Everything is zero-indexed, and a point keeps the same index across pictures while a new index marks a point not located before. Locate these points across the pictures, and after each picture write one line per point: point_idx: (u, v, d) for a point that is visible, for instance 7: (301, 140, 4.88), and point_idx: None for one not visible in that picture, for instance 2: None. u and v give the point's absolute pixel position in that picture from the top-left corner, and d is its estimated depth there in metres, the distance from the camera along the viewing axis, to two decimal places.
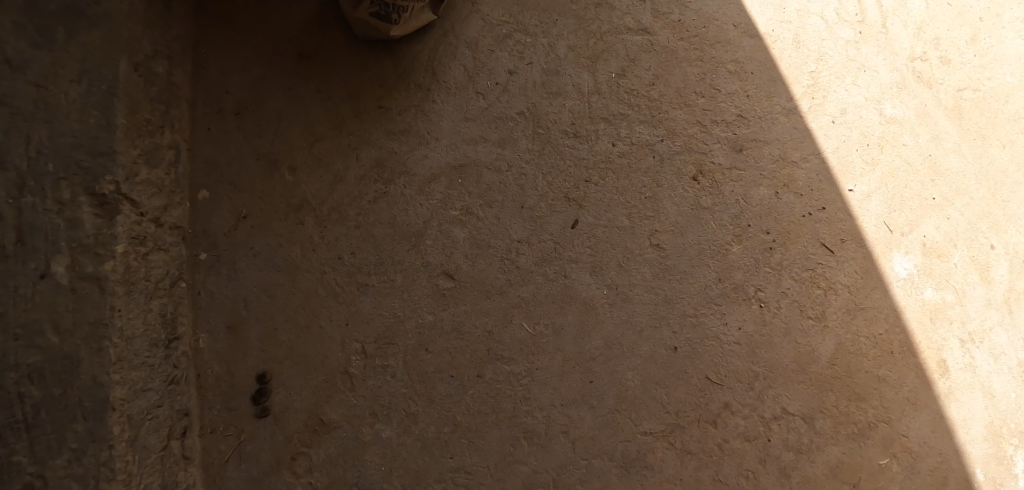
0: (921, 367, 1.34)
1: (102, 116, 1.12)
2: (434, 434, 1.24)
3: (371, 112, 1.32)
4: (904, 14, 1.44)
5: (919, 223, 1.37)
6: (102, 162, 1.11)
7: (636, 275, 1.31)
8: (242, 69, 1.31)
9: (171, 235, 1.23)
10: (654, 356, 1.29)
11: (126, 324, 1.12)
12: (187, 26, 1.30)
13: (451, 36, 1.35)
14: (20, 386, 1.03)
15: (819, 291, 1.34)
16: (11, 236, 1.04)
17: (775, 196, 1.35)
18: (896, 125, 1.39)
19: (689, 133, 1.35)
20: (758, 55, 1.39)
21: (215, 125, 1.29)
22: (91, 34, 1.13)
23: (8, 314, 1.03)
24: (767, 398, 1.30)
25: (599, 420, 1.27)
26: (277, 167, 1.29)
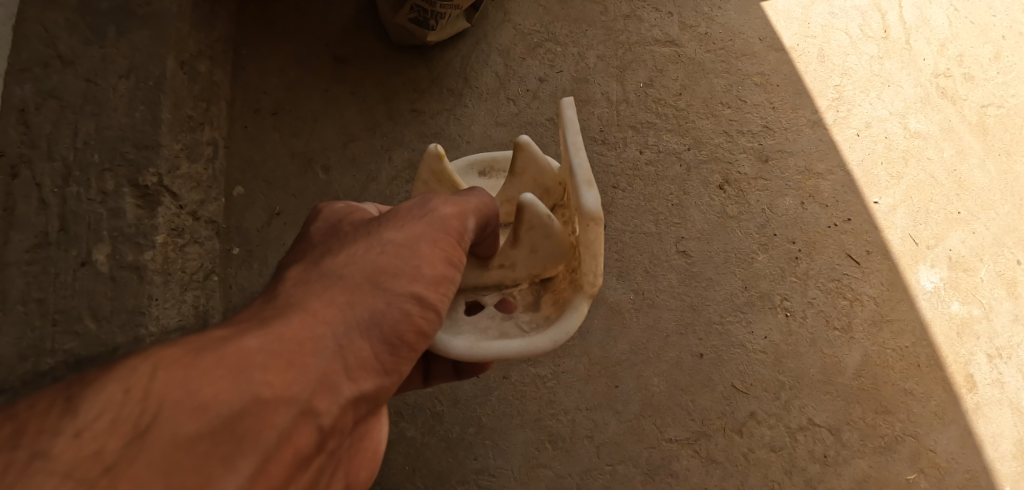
0: (948, 381, 1.33)
1: (149, 110, 1.15)
2: (459, 434, 1.24)
3: (404, 114, 1.35)
4: (928, 31, 1.48)
5: (945, 237, 1.37)
6: (146, 154, 1.14)
7: (663, 281, 1.31)
8: (280, 71, 1.36)
9: (206, 229, 1.26)
10: (680, 362, 1.29)
11: (162, 313, 1.13)
12: (228, 29, 1.36)
13: (484, 44, 1.40)
14: (56, 372, 1.02)
15: (844, 301, 1.34)
16: (55, 225, 1.06)
17: (800, 206, 1.36)
18: (921, 140, 1.41)
19: (715, 143, 1.38)
20: (783, 69, 1.43)
21: (251, 123, 1.33)
22: (140, 32, 1.17)
23: (48, 300, 1.03)
24: (793, 408, 1.29)
25: (625, 425, 1.26)
26: (311, 165, 1.32)
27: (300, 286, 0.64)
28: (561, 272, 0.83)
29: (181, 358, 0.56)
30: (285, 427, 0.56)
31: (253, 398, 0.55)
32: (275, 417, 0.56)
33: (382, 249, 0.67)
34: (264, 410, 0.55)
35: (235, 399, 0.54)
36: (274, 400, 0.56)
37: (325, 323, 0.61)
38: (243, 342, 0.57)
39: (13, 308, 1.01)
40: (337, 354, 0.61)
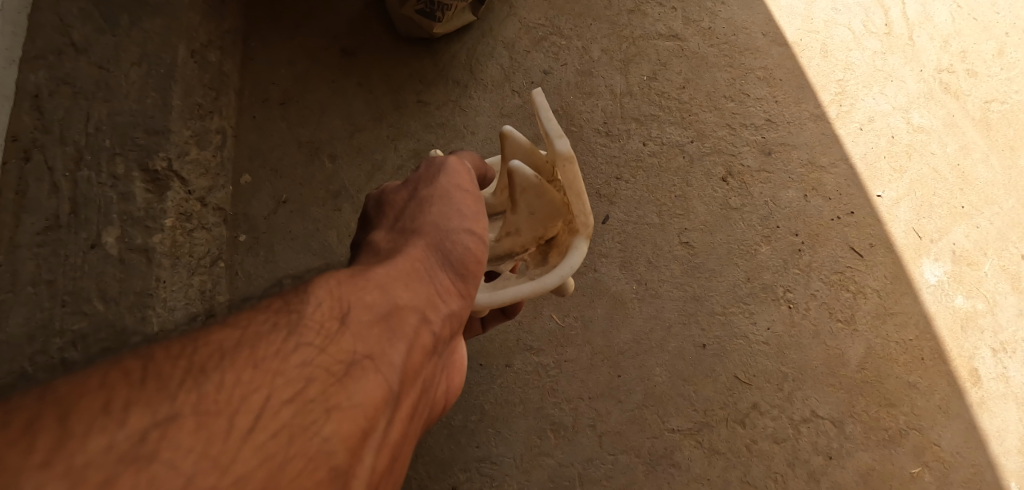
0: (952, 374, 1.32)
1: (159, 97, 1.18)
2: (461, 422, 1.24)
3: (410, 105, 1.37)
4: (931, 27, 1.49)
5: (948, 231, 1.38)
6: (156, 140, 1.16)
7: (666, 272, 1.32)
8: (288, 62, 1.38)
9: (214, 215, 1.27)
10: (683, 353, 1.29)
11: (169, 295, 1.13)
12: (238, 21, 1.38)
13: (489, 37, 1.42)
14: (64, 352, 1.01)
15: (848, 294, 1.34)
16: (66, 208, 1.05)
17: (803, 198, 1.37)
18: (924, 135, 1.42)
19: (718, 136, 1.39)
20: (786, 63, 1.45)
21: (260, 113, 1.36)
22: (152, 21, 1.20)
23: (58, 282, 1.02)
24: (795, 400, 1.29)
25: (627, 415, 1.26)
26: (318, 154, 1.34)
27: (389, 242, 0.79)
28: (562, 229, 0.90)
29: (335, 277, 0.70)
30: (422, 321, 0.72)
31: (398, 301, 0.70)
32: (411, 317, 0.71)
33: (428, 195, 0.82)
34: (408, 308, 0.71)
35: (385, 303, 0.69)
36: (411, 301, 0.71)
37: (428, 252, 0.77)
38: (381, 265, 0.73)
39: (23, 290, 0.99)
40: (445, 271, 0.77)
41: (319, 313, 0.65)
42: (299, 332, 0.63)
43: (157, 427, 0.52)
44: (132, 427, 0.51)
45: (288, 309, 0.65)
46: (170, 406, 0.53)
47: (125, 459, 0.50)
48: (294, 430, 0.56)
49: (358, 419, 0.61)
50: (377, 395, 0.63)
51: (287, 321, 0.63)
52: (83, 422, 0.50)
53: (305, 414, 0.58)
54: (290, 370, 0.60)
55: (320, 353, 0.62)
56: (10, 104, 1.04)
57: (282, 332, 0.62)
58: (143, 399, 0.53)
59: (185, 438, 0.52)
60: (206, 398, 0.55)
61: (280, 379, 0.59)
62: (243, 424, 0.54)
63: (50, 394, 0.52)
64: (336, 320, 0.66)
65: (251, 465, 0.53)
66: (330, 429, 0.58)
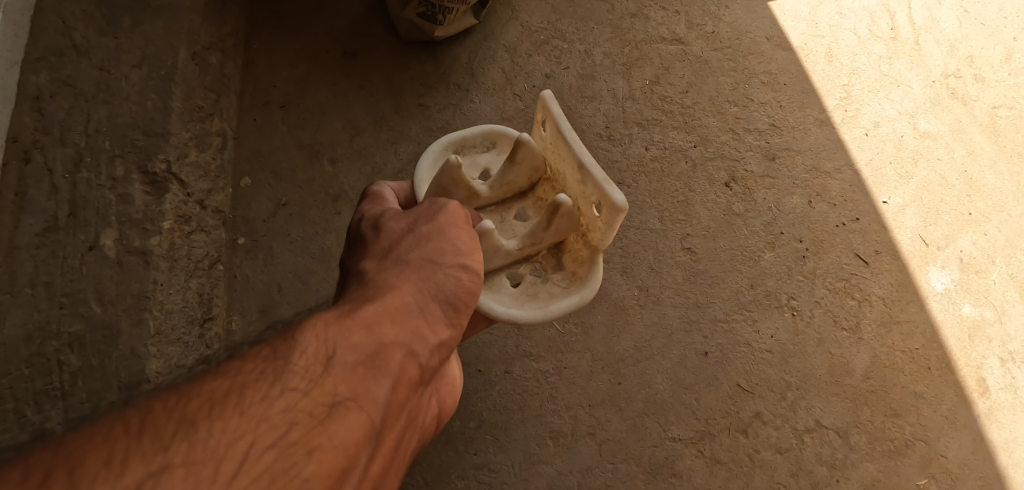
0: (960, 384, 1.30)
1: (159, 99, 1.17)
2: (459, 429, 1.21)
3: (411, 108, 1.37)
4: (937, 32, 1.50)
5: (955, 238, 1.36)
6: (155, 141, 1.16)
7: (668, 277, 1.30)
8: (290, 65, 1.38)
9: (213, 218, 1.27)
10: (684, 360, 1.27)
11: (166, 298, 1.12)
12: (240, 24, 1.39)
13: (491, 41, 1.41)
14: (60, 354, 0.99)
15: (853, 302, 1.32)
16: (64, 209, 1.04)
17: (808, 205, 1.35)
18: (931, 140, 1.41)
19: (721, 141, 1.38)
20: (791, 68, 1.44)
21: (260, 116, 1.35)
22: (154, 23, 1.20)
23: (55, 284, 1.00)
24: (799, 409, 1.26)
25: (628, 423, 1.24)
26: (318, 157, 1.34)
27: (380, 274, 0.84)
28: (572, 237, 1.01)
29: (322, 319, 0.74)
30: (407, 356, 0.75)
31: (382, 340, 0.74)
32: (396, 354, 0.74)
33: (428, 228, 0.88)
34: (393, 346, 0.74)
35: (369, 344, 0.73)
36: (396, 338, 0.75)
37: (417, 292, 0.81)
38: (368, 306, 0.77)
39: (21, 291, 0.98)
40: (433, 309, 0.81)
41: (304, 358, 0.69)
42: (285, 378, 0.67)
43: (152, 476, 0.57)
44: (133, 475, 0.56)
45: (277, 355, 0.69)
46: (165, 454, 0.58)
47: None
48: (276, 472, 0.61)
49: (340, 457, 0.65)
50: (359, 432, 0.67)
51: (274, 368, 0.68)
52: (89, 473, 0.55)
53: (287, 456, 0.62)
54: (275, 415, 0.64)
55: (305, 396, 0.66)
56: (11, 104, 1.03)
57: (271, 378, 0.67)
58: (142, 448, 0.58)
59: (177, 484, 0.57)
60: (197, 446, 0.60)
61: (267, 424, 0.63)
62: (229, 469, 0.59)
63: (64, 446, 0.58)
64: (321, 362, 0.70)
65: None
66: (310, 469, 0.62)
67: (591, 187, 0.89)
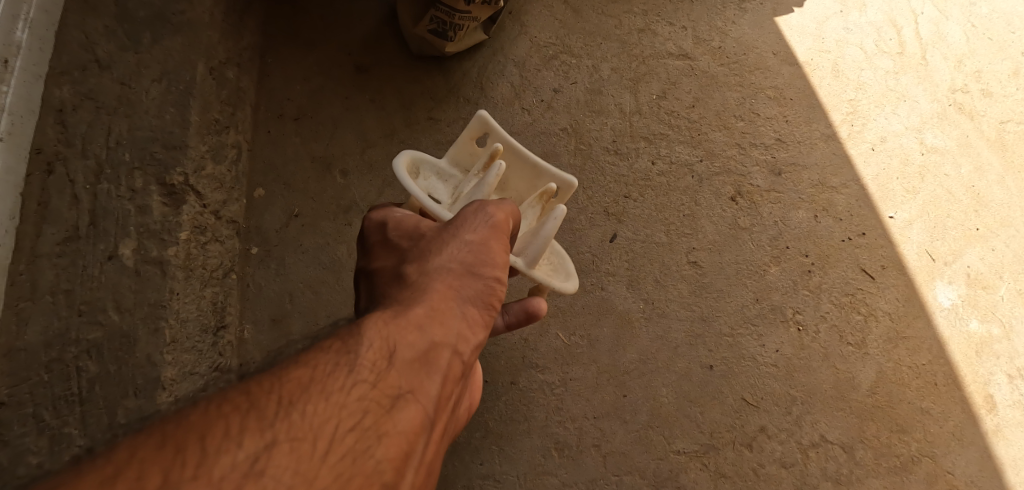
0: (967, 401, 1.29)
1: (178, 113, 1.21)
2: (466, 439, 1.22)
3: (421, 122, 1.40)
4: (944, 47, 1.51)
5: (962, 253, 1.36)
6: (174, 155, 1.18)
7: (673, 291, 1.31)
8: (304, 79, 1.42)
9: (227, 228, 1.29)
10: (689, 373, 1.28)
11: (182, 307, 1.15)
12: (256, 38, 1.42)
13: (500, 55, 1.44)
14: (79, 361, 1.02)
15: (858, 317, 1.32)
16: (85, 219, 1.07)
17: (813, 219, 1.36)
18: (938, 155, 1.42)
19: (727, 155, 1.39)
20: (797, 83, 1.46)
21: (274, 128, 1.39)
22: (174, 39, 1.23)
23: (75, 291, 1.04)
24: (805, 424, 1.27)
25: (632, 435, 1.24)
26: (330, 170, 1.37)
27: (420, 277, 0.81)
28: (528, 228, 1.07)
29: (383, 315, 0.75)
30: (457, 354, 0.76)
31: (436, 337, 0.75)
32: (447, 351, 0.75)
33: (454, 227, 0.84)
34: (448, 343, 0.76)
35: (425, 341, 0.74)
36: (448, 335, 0.76)
37: (461, 293, 0.80)
38: (421, 305, 0.77)
39: (42, 299, 1.02)
40: (476, 313, 0.81)
41: (370, 353, 0.70)
42: (355, 370, 0.69)
43: (262, 452, 0.60)
44: (247, 449, 0.60)
45: (346, 346, 0.70)
46: (268, 433, 0.61)
47: (244, 478, 0.58)
48: (354, 453, 0.63)
49: (406, 443, 0.66)
50: (420, 421, 0.69)
51: (346, 360, 0.69)
52: (213, 445, 0.59)
53: (364, 439, 0.64)
54: (351, 402, 0.66)
55: (373, 387, 0.68)
56: (34, 117, 1.08)
57: (343, 368, 0.68)
58: (249, 426, 0.61)
59: (282, 460, 0.60)
60: (295, 425, 0.62)
61: (345, 409, 0.65)
62: (321, 447, 0.62)
63: (178, 424, 0.61)
64: (384, 356, 0.71)
65: (328, 482, 0.60)
66: (382, 452, 0.64)
67: (545, 181, 1.04)
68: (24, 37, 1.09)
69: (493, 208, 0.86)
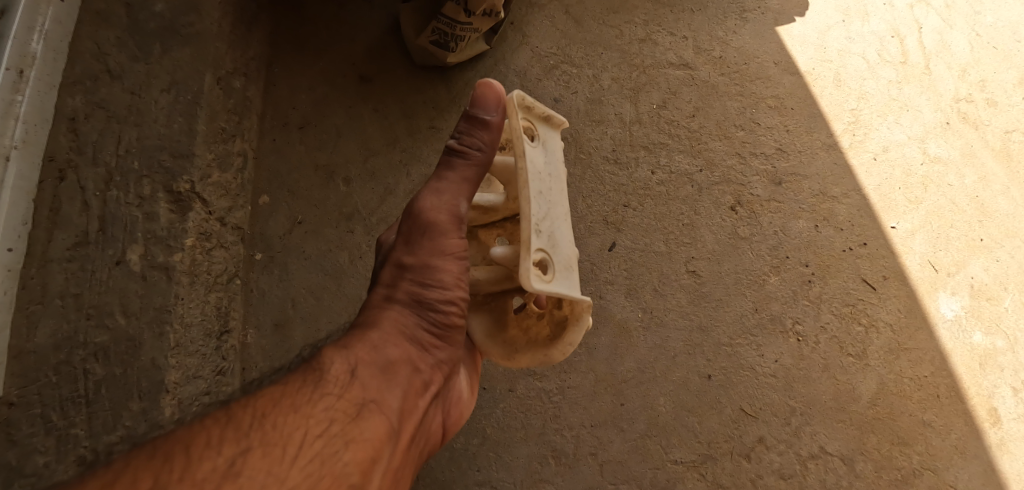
0: (970, 414, 1.27)
1: (186, 122, 1.23)
2: (463, 446, 1.22)
3: (423, 131, 1.42)
4: (948, 56, 1.51)
5: (966, 264, 1.35)
6: (181, 163, 1.21)
7: (672, 300, 1.31)
8: (309, 88, 1.44)
9: (232, 234, 1.32)
10: (687, 383, 1.27)
11: (187, 312, 1.17)
12: (263, 48, 1.45)
13: (502, 65, 1.46)
14: (85, 363, 1.05)
15: (859, 328, 1.31)
16: (94, 225, 1.10)
17: (814, 229, 1.36)
18: (941, 165, 1.42)
19: (728, 165, 1.40)
20: (798, 92, 1.46)
21: (279, 136, 1.41)
22: (182, 50, 1.26)
23: (84, 295, 1.07)
24: (804, 435, 1.25)
25: (629, 444, 1.23)
26: (333, 177, 1.39)
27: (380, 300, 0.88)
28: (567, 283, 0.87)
29: (343, 340, 0.80)
30: (415, 370, 0.82)
31: (395, 354, 0.81)
32: (406, 367, 0.81)
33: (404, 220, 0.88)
34: (406, 359, 0.82)
35: (385, 357, 0.80)
36: (406, 353, 0.82)
37: (411, 314, 0.85)
38: (376, 327, 0.82)
39: (52, 302, 1.04)
40: (430, 333, 0.85)
41: (335, 370, 0.76)
42: (322, 384, 0.74)
43: (240, 455, 0.64)
44: (226, 454, 0.64)
45: (313, 366, 0.76)
46: (244, 440, 0.66)
47: (222, 479, 0.63)
48: (324, 456, 0.68)
49: (371, 449, 0.71)
50: (385, 430, 0.74)
51: (314, 376, 0.74)
52: (195, 452, 0.64)
53: (332, 443, 0.69)
54: (318, 412, 0.71)
55: (340, 398, 0.73)
56: (48, 125, 1.11)
57: (311, 384, 0.73)
58: (228, 436, 0.66)
59: (258, 463, 0.64)
60: (269, 431, 0.67)
61: (313, 419, 0.70)
62: (292, 451, 0.66)
63: (164, 438, 0.65)
64: (348, 372, 0.76)
65: (300, 481, 0.65)
66: (350, 455, 0.69)
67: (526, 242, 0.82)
68: (39, 48, 1.12)
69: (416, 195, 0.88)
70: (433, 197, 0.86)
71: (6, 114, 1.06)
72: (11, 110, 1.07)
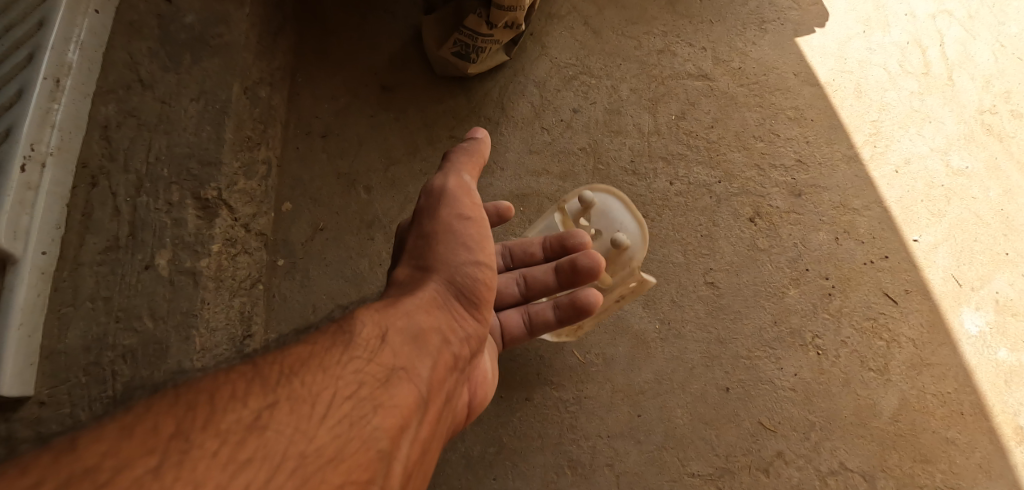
0: (995, 432, 1.25)
1: (213, 131, 1.25)
2: (479, 454, 1.23)
3: (443, 140, 1.44)
4: (971, 68, 1.50)
5: (990, 278, 1.33)
6: (209, 171, 1.23)
7: (690, 311, 1.31)
8: (332, 97, 1.47)
9: (256, 240, 1.34)
10: (705, 395, 1.26)
11: (212, 317, 1.18)
12: (288, 58, 1.49)
13: (521, 76, 1.48)
14: (114, 365, 1.08)
15: (881, 343, 1.30)
16: (125, 230, 1.14)
17: (835, 241, 1.35)
18: (964, 178, 1.40)
19: (746, 176, 1.39)
20: (818, 103, 1.46)
21: (303, 144, 1.44)
22: (212, 60, 1.28)
23: (113, 298, 1.10)
24: (823, 450, 1.23)
25: (646, 456, 1.22)
26: (355, 185, 1.42)
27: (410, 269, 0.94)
28: None
29: (374, 306, 0.83)
30: (446, 341, 0.85)
31: (425, 324, 0.83)
32: (436, 337, 0.84)
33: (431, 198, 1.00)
34: (437, 329, 0.84)
35: (416, 326, 0.82)
36: (436, 322, 0.85)
37: (445, 286, 0.90)
38: (409, 297, 0.86)
39: (82, 305, 1.09)
40: (456, 304, 0.89)
41: (365, 334, 0.78)
42: (351, 349, 0.76)
43: (266, 409, 0.67)
44: (252, 408, 0.67)
45: (344, 329, 0.79)
46: (271, 396, 0.69)
47: (248, 430, 0.65)
48: (352, 418, 0.71)
49: (398, 416, 0.74)
50: (412, 398, 0.76)
51: (343, 340, 0.77)
52: (221, 404, 0.67)
53: (360, 408, 0.72)
54: (347, 375, 0.74)
55: (370, 363, 0.76)
56: (81, 133, 1.15)
57: (340, 347, 0.76)
58: (254, 390, 0.69)
59: (285, 418, 0.67)
60: (296, 391, 0.70)
61: (341, 381, 0.73)
62: (319, 411, 0.69)
63: (190, 387, 0.68)
64: (377, 338, 0.79)
65: (326, 441, 0.68)
66: (377, 420, 0.72)
67: None
68: (75, 58, 1.16)
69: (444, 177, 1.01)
70: (449, 176, 1.01)
71: (43, 122, 1.11)
72: (47, 118, 1.11)
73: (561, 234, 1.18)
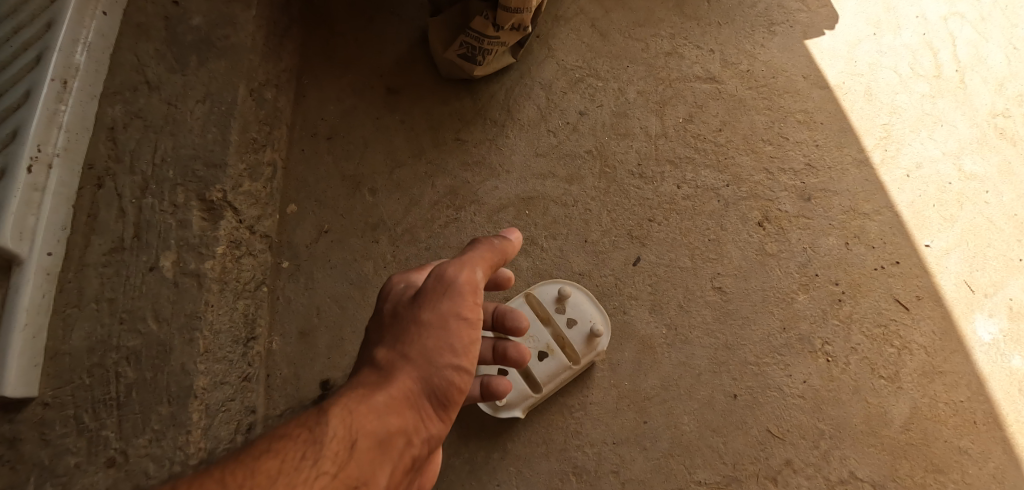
0: (1009, 441, 1.22)
1: (219, 132, 1.25)
2: (483, 459, 1.21)
3: (448, 142, 1.43)
4: (984, 70, 1.48)
5: (1004, 284, 1.31)
6: (214, 173, 1.22)
7: (697, 316, 1.29)
8: (338, 99, 1.47)
9: (260, 242, 1.33)
10: (712, 402, 1.24)
11: (215, 319, 1.17)
12: (294, 60, 1.48)
13: (528, 78, 1.47)
14: (118, 366, 1.07)
15: (892, 350, 1.27)
16: (130, 232, 1.14)
17: (845, 246, 1.33)
18: (977, 182, 1.38)
19: (755, 180, 1.38)
20: (828, 106, 1.44)
21: (308, 147, 1.44)
22: (218, 62, 1.28)
23: (118, 299, 1.10)
24: (832, 459, 1.21)
25: (652, 463, 1.21)
26: (359, 188, 1.41)
27: (392, 351, 0.89)
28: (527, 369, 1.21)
29: (346, 405, 0.83)
30: (408, 443, 0.85)
31: (391, 428, 0.83)
32: (399, 442, 0.84)
33: (436, 286, 0.91)
34: (402, 432, 0.84)
35: (381, 431, 0.83)
36: (402, 426, 0.84)
37: (420, 385, 0.87)
38: (379, 399, 0.84)
39: (87, 305, 1.09)
40: (428, 406, 0.87)
41: (332, 442, 0.80)
42: (317, 461, 0.78)
43: None
44: None
45: (313, 438, 0.80)
46: None
47: None
48: None
49: None
50: None
51: (312, 451, 0.79)
52: None
53: None
54: None
55: (331, 479, 0.78)
56: (88, 134, 1.15)
57: (307, 462, 0.78)
58: None
59: None
60: None
61: None
62: None
63: None
64: (345, 447, 0.80)
65: None
66: None
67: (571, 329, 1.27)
68: (82, 60, 1.16)
69: (455, 270, 0.91)
70: (460, 268, 0.91)
71: (50, 123, 1.11)
72: (55, 119, 1.12)
73: (503, 310, 1.14)
